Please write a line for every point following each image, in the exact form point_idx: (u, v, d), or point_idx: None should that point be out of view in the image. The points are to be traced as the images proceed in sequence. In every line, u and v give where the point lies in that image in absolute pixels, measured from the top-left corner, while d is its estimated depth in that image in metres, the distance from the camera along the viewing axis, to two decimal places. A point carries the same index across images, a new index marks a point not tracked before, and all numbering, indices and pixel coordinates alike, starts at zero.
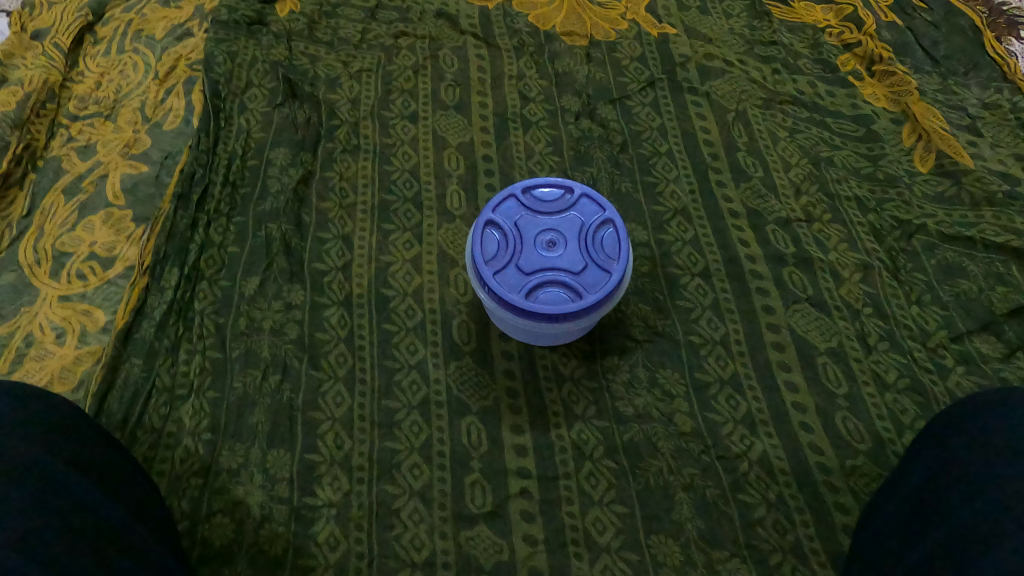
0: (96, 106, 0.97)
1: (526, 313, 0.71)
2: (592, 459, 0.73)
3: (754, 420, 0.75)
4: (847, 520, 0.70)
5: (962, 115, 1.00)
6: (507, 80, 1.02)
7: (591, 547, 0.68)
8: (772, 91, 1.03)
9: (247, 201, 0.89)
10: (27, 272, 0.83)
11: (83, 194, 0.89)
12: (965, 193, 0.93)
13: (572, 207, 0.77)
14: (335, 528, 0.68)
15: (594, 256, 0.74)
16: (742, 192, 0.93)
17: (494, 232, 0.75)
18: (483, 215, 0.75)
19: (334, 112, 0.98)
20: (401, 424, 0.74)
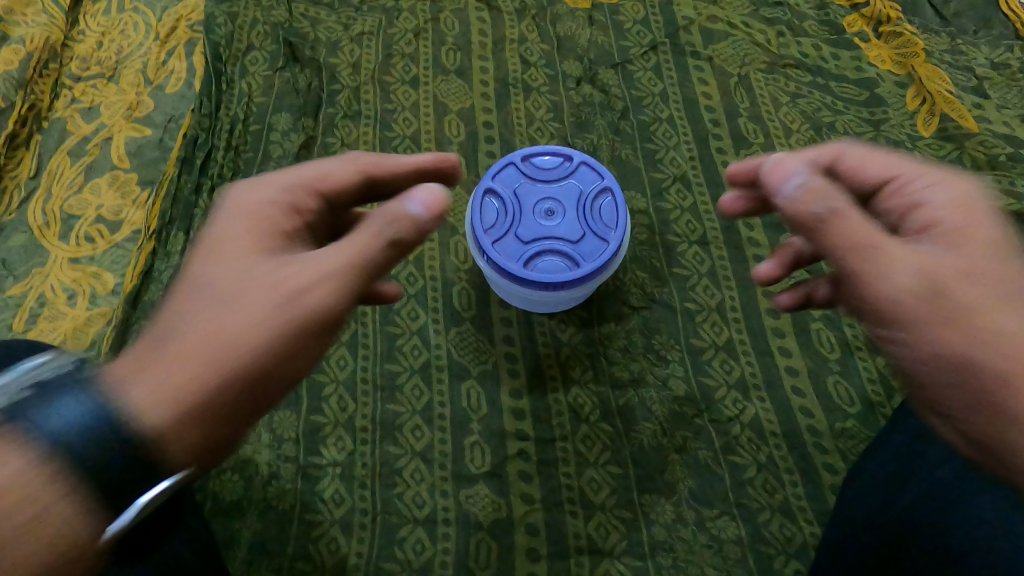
0: (98, 67, 0.96)
1: (525, 282, 0.72)
2: (588, 422, 0.75)
3: (747, 384, 0.77)
4: (834, 480, 0.72)
5: (969, 76, 0.99)
6: (508, 44, 1.02)
7: (587, 505, 0.70)
8: (775, 54, 1.02)
9: (250, 167, 0.90)
10: (36, 234, 0.84)
11: (88, 156, 0.90)
12: (966, 158, 0.93)
13: (571, 176, 0.77)
14: (340, 486, 0.71)
15: (592, 225, 0.75)
16: (742, 159, 0.93)
17: (493, 200, 0.76)
18: (483, 183, 0.75)
19: (336, 77, 0.98)
20: (403, 387, 0.76)
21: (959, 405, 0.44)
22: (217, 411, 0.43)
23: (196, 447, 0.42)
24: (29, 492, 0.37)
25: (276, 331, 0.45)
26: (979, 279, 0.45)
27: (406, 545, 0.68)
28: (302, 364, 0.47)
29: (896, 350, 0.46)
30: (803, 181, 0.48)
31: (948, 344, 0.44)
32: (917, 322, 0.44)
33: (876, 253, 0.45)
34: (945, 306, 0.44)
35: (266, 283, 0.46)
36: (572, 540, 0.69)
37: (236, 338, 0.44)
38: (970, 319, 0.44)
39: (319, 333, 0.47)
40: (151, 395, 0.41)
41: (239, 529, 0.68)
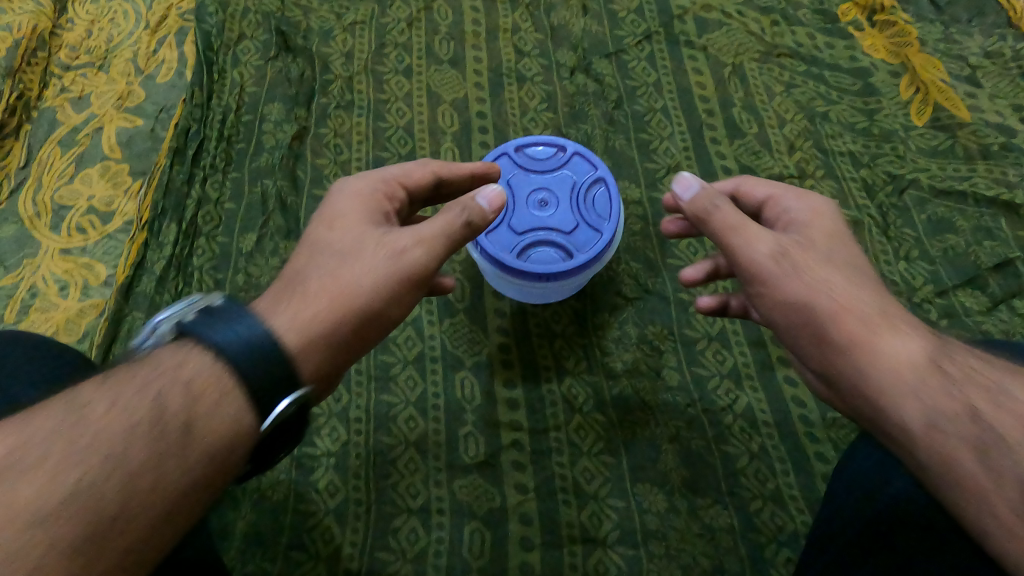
0: (88, 55, 0.96)
1: (517, 273, 0.72)
2: (582, 412, 0.75)
3: (740, 374, 0.78)
4: (826, 469, 0.73)
5: (963, 65, 0.99)
6: (502, 34, 1.01)
7: (580, 495, 0.71)
8: (770, 44, 1.02)
9: (243, 158, 0.90)
10: (27, 224, 0.84)
11: (79, 146, 0.90)
12: (959, 147, 0.93)
13: (565, 166, 0.77)
14: (334, 477, 0.71)
15: (585, 215, 0.75)
16: (736, 149, 0.93)
17: None
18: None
19: (328, 66, 0.97)
20: (397, 378, 0.76)
21: (810, 349, 0.54)
22: (337, 339, 0.53)
23: (317, 369, 0.52)
24: (203, 389, 0.44)
25: (384, 277, 0.55)
26: (821, 253, 0.56)
27: (400, 535, 0.68)
28: (397, 310, 0.57)
29: (763, 306, 0.56)
30: (697, 190, 0.60)
31: (793, 291, 0.54)
32: (769, 275, 0.55)
33: (741, 233, 0.57)
34: (790, 264, 0.55)
35: (376, 247, 0.56)
36: (565, 529, 0.69)
37: (355, 282, 0.55)
38: (811, 274, 0.54)
39: (414, 285, 0.57)
40: (292, 320, 0.51)
41: (233, 519, 0.68)
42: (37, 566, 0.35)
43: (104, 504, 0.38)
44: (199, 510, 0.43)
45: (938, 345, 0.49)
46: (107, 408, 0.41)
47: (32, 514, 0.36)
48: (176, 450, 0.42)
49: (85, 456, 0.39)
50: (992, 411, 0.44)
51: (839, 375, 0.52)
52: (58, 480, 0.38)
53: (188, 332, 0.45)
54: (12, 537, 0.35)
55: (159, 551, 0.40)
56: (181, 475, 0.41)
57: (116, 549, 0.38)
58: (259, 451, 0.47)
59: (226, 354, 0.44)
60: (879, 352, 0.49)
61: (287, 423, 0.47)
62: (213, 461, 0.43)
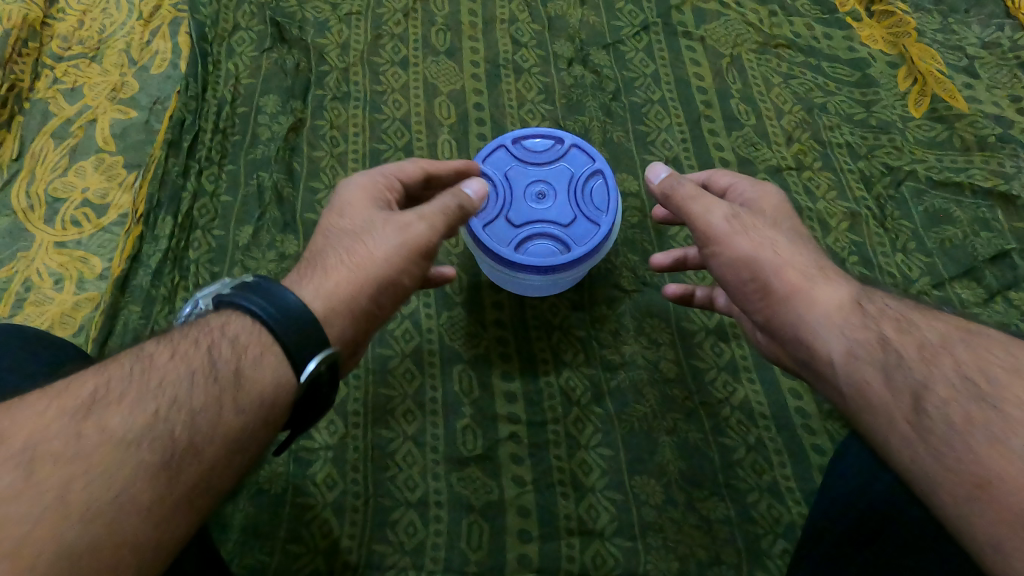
0: (80, 46, 0.95)
1: (515, 265, 0.72)
2: (579, 405, 0.75)
3: (737, 366, 0.78)
4: (823, 461, 0.73)
5: (960, 55, 0.99)
6: (499, 25, 1.00)
7: (578, 487, 0.71)
8: (767, 35, 1.01)
9: (238, 150, 0.89)
10: (21, 217, 0.83)
11: (72, 138, 0.89)
12: (956, 138, 0.93)
13: (562, 158, 0.77)
14: (332, 469, 0.70)
15: (583, 208, 0.74)
16: (734, 141, 0.93)
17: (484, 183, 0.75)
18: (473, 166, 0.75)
19: (324, 57, 0.96)
20: (395, 371, 0.76)
21: (757, 303, 0.57)
22: (354, 307, 0.55)
23: (340, 335, 0.54)
24: (249, 343, 0.48)
25: (392, 249, 0.57)
26: (771, 221, 0.60)
27: (398, 527, 0.68)
28: (407, 281, 0.59)
29: (717, 264, 0.60)
30: (662, 175, 0.66)
31: (742, 248, 0.57)
32: (722, 233, 0.59)
33: (698, 201, 0.61)
34: (741, 224, 0.59)
35: (384, 224, 0.58)
36: (563, 521, 0.69)
37: (366, 253, 0.56)
38: (760, 234, 0.58)
39: (420, 255, 0.59)
40: (312, 289, 0.53)
41: (231, 512, 0.68)
42: (129, 483, 0.39)
43: (177, 436, 0.42)
44: (253, 454, 0.47)
45: (867, 295, 0.53)
46: (169, 360, 0.46)
47: (117, 441, 0.40)
48: (232, 395, 0.45)
49: (155, 395, 0.43)
50: (908, 347, 0.48)
51: (782, 325, 0.55)
52: (136, 414, 0.42)
53: (226, 301, 0.50)
54: (101, 457, 0.39)
55: (222, 484, 0.44)
56: (238, 417, 0.45)
57: (190, 477, 0.42)
58: (295, 412, 0.50)
59: (264, 314, 0.48)
60: (817, 301, 0.53)
61: (320, 384, 0.50)
62: (264, 407, 0.47)
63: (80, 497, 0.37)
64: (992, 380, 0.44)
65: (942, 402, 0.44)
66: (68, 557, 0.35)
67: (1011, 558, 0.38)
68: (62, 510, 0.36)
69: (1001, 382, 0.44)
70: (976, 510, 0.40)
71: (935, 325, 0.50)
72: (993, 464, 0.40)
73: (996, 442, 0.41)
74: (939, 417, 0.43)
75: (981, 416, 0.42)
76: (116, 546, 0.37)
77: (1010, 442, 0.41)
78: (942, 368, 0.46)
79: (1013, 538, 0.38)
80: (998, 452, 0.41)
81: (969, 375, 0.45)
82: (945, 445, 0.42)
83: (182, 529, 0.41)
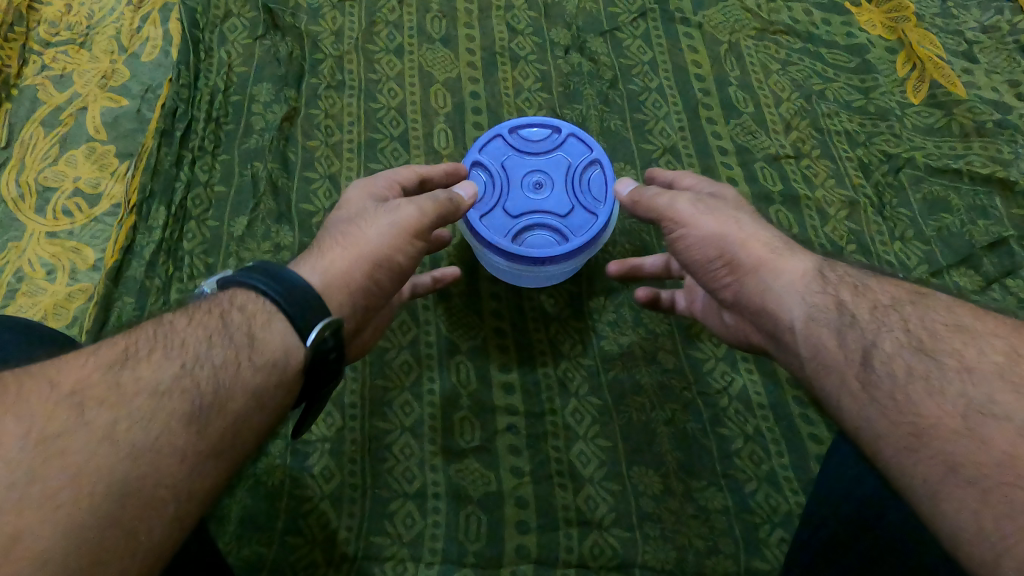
0: (69, 32, 0.94)
1: (510, 255, 0.71)
2: (577, 396, 0.75)
3: (735, 356, 0.77)
4: (820, 450, 0.73)
5: (960, 40, 0.98)
6: (494, 11, 0.99)
7: (575, 478, 0.70)
8: (766, 21, 1.00)
9: (232, 139, 0.88)
10: (11, 207, 0.82)
11: (62, 126, 0.88)
12: (955, 125, 0.92)
13: (560, 149, 0.76)
14: (329, 462, 0.70)
15: (580, 199, 0.74)
16: (733, 129, 0.92)
17: (481, 173, 0.75)
18: (470, 155, 0.75)
19: (318, 45, 0.95)
20: (392, 362, 0.76)
21: (726, 279, 0.59)
22: (351, 283, 0.55)
23: (341, 309, 0.54)
24: (256, 312, 0.48)
25: (384, 229, 0.58)
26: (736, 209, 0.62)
27: (396, 519, 0.68)
28: (402, 262, 0.59)
29: (683, 246, 0.62)
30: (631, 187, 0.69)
31: (708, 227, 0.60)
32: (686, 215, 0.61)
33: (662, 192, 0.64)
34: (706, 205, 0.61)
35: (378, 211, 0.59)
36: (561, 512, 0.69)
37: (360, 234, 0.57)
38: (723, 214, 0.60)
39: (413, 237, 0.59)
40: (309, 268, 0.54)
41: (229, 504, 0.68)
42: (163, 428, 0.41)
43: (205, 389, 0.44)
44: (273, 411, 0.48)
45: (830, 265, 0.55)
46: (189, 323, 0.48)
47: (153, 391, 0.42)
48: (248, 354, 0.47)
49: (182, 354, 0.45)
50: (862, 308, 0.51)
51: (753, 299, 0.57)
52: (167, 368, 0.44)
53: (232, 280, 0.51)
54: (138, 404, 0.41)
55: (248, 437, 0.46)
56: (257, 375, 0.46)
57: (218, 428, 0.44)
58: (306, 385, 0.50)
59: (265, 289, 0.49)
60: (783, 272, 0.55)
61: (326, 355, 0.50)
62: (277, 369, 0.47)
63: (125, 438, 0.40)
64: (934, 335, 0.47)
65: (887, 358, 0.47)
66: (119, 489, 0.38)
67: (939, 499, 0.40)
68: (112, 448, 0.39)
69: (941, 337, 0.46)
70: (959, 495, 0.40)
71: (888, 289, 0.52)
72: (928, 413, 0.43)
73: (932, 391, 0.44)
74: (884, 371, 0.46)
75: (919, 368, 0.45)
76: (158, 484, 0.39)
77: (943, 391, 0.43)
78: (892, 327, 0.48)
79: (943, 477, 0.41)
80: (932, 399, 0.43)
81: (915, 332, 0.47)
82: (886, 395, 0.45)
83: (213, 476, 0.43)
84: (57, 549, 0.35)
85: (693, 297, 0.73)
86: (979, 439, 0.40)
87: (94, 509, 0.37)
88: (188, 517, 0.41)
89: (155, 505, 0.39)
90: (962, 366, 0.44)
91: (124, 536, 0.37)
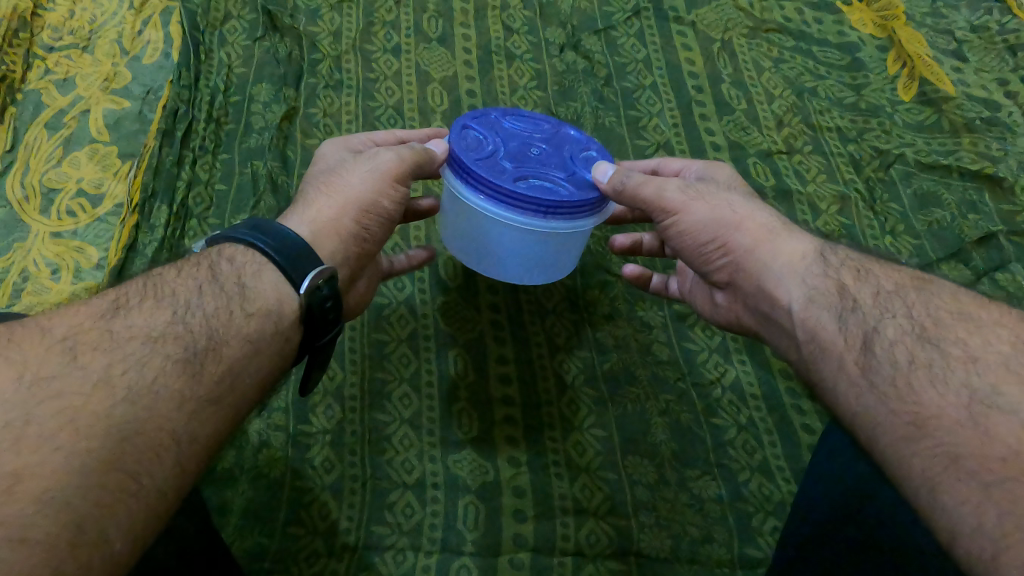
0: (71, 36, 0.96)
1: (512, 206, 0.62)
2: (573, 386, 0.76)
3: (728, 348, 0.80)
4: (812, 440, 0.74)
5: (950, 39, 1.04)
6: (490, 11, 1.03)
7: (572, 467, 0.71)
8: (759, 19, 1.05)
9: (232, 138, 0.90)
10: (16, 208, 0.83)
11: (66, 129, 0.89)
12: (944, 121, 0.94)
13: (558, 121, 0.70)
14: (330, 453, 0.71)
15: (581, 162, 0.67)
16: (725, 125, 0.93)
17: (470, 130, 0.66)
18: (460, 116, 0.66)
19: (316, 46, 0.98)
20: (391, 356, 0.77)
21: (721, 260, 0.61)
22: (340, 229, 0.58)
23: (334, 255, 0.58)
24: (245, 263, 0.53)
25: (367, 175, 0.61)
26: (726, 192, 0.64)
27: (395, 509, 0.68)
28: (390, 206, 0.62)
29: (675, 232, 0.63)
30: (609, 169, 0.64)
31: (699, 213, 0.61)
32: (675, 203, 0.62)
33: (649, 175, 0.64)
34: (696, 192, 0.62)
35: (355, 160, 0.63)
36: (558, 501, 0.69)
37: (342, 182, 0.61)
38: (712, 198, 0.62)
39: (398, 179, 0.62)
40: (297, 219, 0.58)
41: (231, 496, 0.67)
42: (159, 373, 0.44)
43: (198, 337, 0.48)
44: (265, 361, 0.51)
45: (828, 247, 0.58)
46: (179, 276, 0.52)
47: (147, 337, 0.46)
48: (240, 302, 0.51)
49: (173, 304, 0.49)
50: (864, 292, 0.53)
51: (748, 279, 0.59)
52: (160, 318, 0.47)
53: (219, 237, 0.55)
54: (132, 349, 0.44)
55: (245, 383, 0.49)
56: (249, 321, 0.51)
57: (215, 371, 0.47)
58: (302, 335, 0.55)
59: (258, 242, 0.54)
60: (780, 252, 0.58)
61: (322, 305, 0.54)
62: (271, 317, 0.52)
63: (123, 381, 0.42)
64: (938, 323, 0.48)
65: (890, 344, 0.48)
66: (120, 430, 0.40)
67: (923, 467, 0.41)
68: (109, 390, 0.41)
69: (946, 325, 0.48)
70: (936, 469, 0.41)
71: (891, 274, 0.54)
72: (930, 404, 0.44)
73: (934, 379, 0.45)
74: (885, 357, 0.47)
75: (921, 355, 0.47)
76: (156, 426, 0.42)
77: (946, 380, 0.44)
78: (895, 313, 0.50)
79: (923, 441, 0.43)
80: (935, 389, 0.44)
81: (918, 319, 0.49)
82: (887, 382, 0.46)
83: (211, 421, 0.46)
84: (58, 489, 0.36)
85: (684, 278, 0.74)
86: (984, 433, 0.41)
87: (94, 451, 0.39)
88: (190, 459, 0.44)
89: (156, 446, 0.41)
90: (967, 356, 0.45)
91: (125, 478, 0.39)
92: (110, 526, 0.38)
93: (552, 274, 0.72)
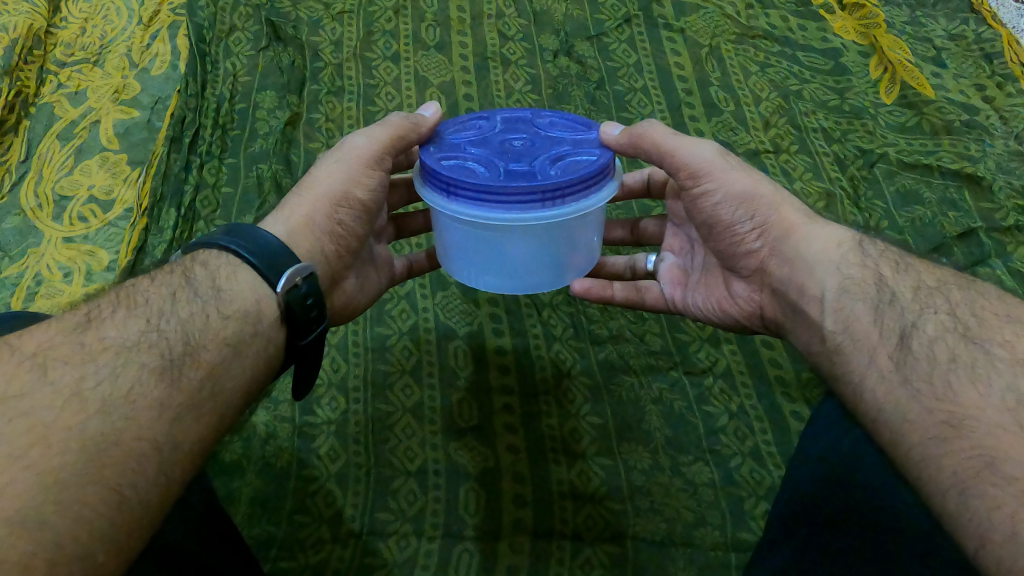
0: (84, 52, 1.00)
1: (428, 177, 0.60)
2: (571, 374, 0.79)
3: (719, 338, 0.83)
4: (801, 425, 0.76)
5: (929, 47, 1.08)
6: (486, 20, 1.07)
7: (569, 453, 0.73)
8: (745, 26, 1.09)
9: (238, 143, 0.93)
10: (29, 215, 0.86)
11: (77, 139, 0.92)
12: (925, 123, 0.98)
13: (589, 130, 0.64)
14: (335, 443, 0.73)
15: (540, 164, 0.58)
16: (713, 126, 0.97)
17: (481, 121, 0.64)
18: (481, 110, 0.65)
19: (318, 55, 1.02)
20: (392, 348, 0.81)
21: (753, 242, 0.63)
22: (314, 226, 0.59)
23: (311, 249, 0.59)
24: (219, 267, 0.52)
25: (338, 167, 0.62)
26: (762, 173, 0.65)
27: (399, 496, 0.70)
28: (363, 195, 0.63)
29: (706, 200, 0.64)
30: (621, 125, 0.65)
31: (738, 183, 0.63)
32: (714, 169, 0.64)
33: (685, 137, 0.65)
34: (733, 165, 0.64)
35: (325, 155, 0.64)
36: (555, 486, 0.71)
37: (313, 180, 0.62)
38: (753, 174, 0.64)
39: (367, 166, 0.63)
40: (274, 220, 0.59)
41: (239, 486, 0.70)
42: (136, 382, 0.42)
43: (173, 343, 0.46)
44: (247, 366, 0.49)
45: (867, 240, 0.58)
46: (152, 284, 0.50)
47: (120, 348, 0.44)
48: (216, 306, 0.49)
49: (145, 311, 0.47)
50: (903, 287, 0.52)
51: (778, 254, 0.61)
52: (131, 327, 0.45)
53: (195, 245, 0.54)
54: (104, 359, 0.42)
55: (227, 387, 0.47)
56: (226, 324, 0.49)
57: (194, 376, 0.45)
58: (281, 337, 0.53)
59: (231, 244, 0.52)
60: (813, 239, 0.59)
61: (304, 303, 0.52)
62: (250, 318, 0.50)
63: (94, 393, 0.40)
64: (982, 324, 0.47)
65: (929, 340, 0.47)
66: (95, 444, 0.39)
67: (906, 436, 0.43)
68: (80, 404, 0.40)
69: (990, 326, 0.47)
70: (930, 441, 0.43)
71: (934, 272, 0.54)
72: (968, 404, 0.43)
73: (975, 379, 0.44)
74: (924, 354, 0.47)
75: (962, 353, 0.46)
76: (134, 438, 0.40)
77: (989, 381, 0.43)
78: (936, 310, 0.49)
79: (911, 406, 0.45)
80: (975, 389, 0.43)
81: (961, 318, 0.48)
82: (924, 378, 0.46)
83: (194, 427, 0.44)
84: (33, 510, 0.34)
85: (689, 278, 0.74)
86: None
87: (73, 467, 0.37)
88: (176, 470, 0.42)
89: (138, 459, 0.40)
90: (1013, 358, 0.44)
91: (106, 492, 0.37)
92: (96, 547, 0.36)
93: (540, 288, 0.65)
